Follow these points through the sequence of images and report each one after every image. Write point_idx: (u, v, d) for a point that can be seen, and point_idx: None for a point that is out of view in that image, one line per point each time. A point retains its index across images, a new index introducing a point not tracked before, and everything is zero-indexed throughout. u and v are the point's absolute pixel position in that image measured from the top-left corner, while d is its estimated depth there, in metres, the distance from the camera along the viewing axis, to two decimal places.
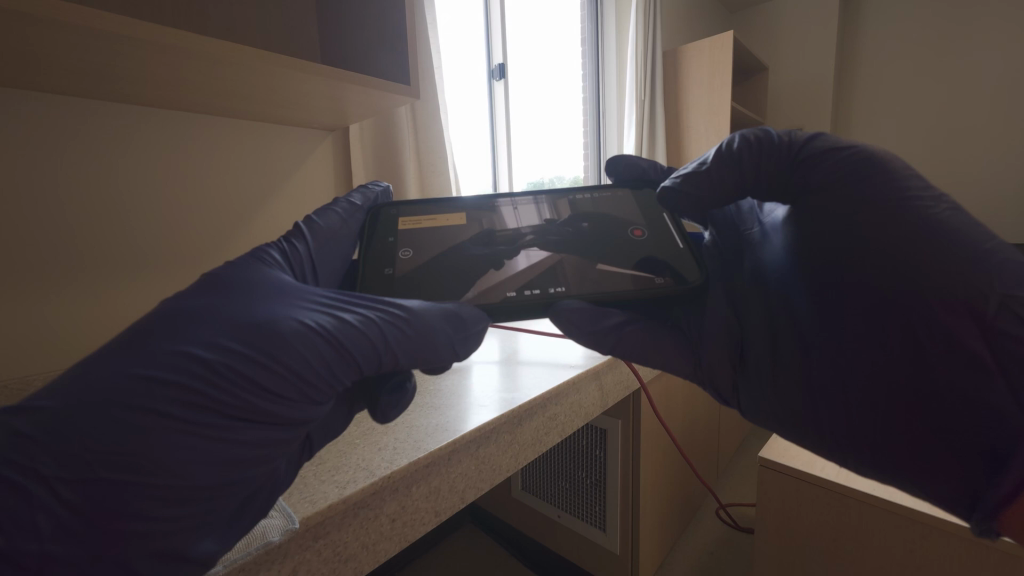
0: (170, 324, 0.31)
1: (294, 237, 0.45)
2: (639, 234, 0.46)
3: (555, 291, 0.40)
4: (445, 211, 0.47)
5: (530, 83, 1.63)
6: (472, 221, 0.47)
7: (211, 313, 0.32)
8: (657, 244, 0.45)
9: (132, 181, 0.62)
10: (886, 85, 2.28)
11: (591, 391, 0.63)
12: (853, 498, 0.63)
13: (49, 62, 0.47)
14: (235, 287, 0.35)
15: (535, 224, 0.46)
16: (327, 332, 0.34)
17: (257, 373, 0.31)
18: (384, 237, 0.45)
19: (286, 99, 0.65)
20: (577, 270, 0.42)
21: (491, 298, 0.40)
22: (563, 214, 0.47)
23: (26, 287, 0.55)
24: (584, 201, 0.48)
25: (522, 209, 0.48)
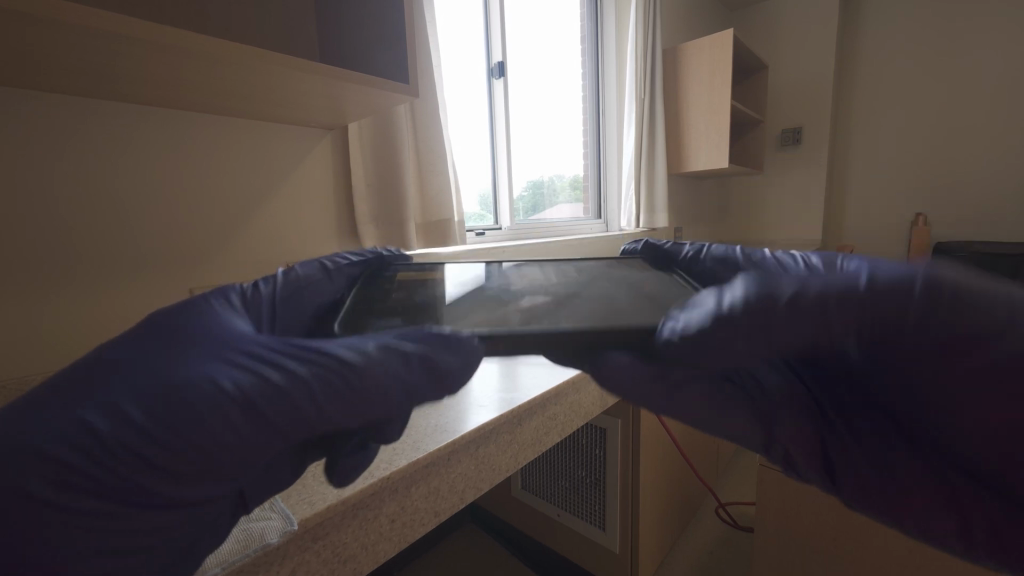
0: (72, 389, 0.27)
1: (262, 282, 0.46)
2: (646, 283, 0.39)
3: (579, 321, 0.31)
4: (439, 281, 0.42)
5: (530, 82, 1.63)
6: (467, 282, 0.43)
7: (111, 379, 0.28)
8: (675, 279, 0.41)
9: (132, 181, 0.62)
10: (886, 84, 2.28)
11: (591, 391, 0.63)
12: None
13: (48, 62, 0.47)
14: (152, 344, 0.30)
15: (536, 288, 0.40)
16: (246, 399, 0.28)
17: (152, 456, 0.26)
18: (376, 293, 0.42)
19: (285, 98, 0.65)
20: (599, 309, 0.33)
21: (505, 320, 0.32)
22: (559, 274, 0.44)
23: (25, 287, 0.55)
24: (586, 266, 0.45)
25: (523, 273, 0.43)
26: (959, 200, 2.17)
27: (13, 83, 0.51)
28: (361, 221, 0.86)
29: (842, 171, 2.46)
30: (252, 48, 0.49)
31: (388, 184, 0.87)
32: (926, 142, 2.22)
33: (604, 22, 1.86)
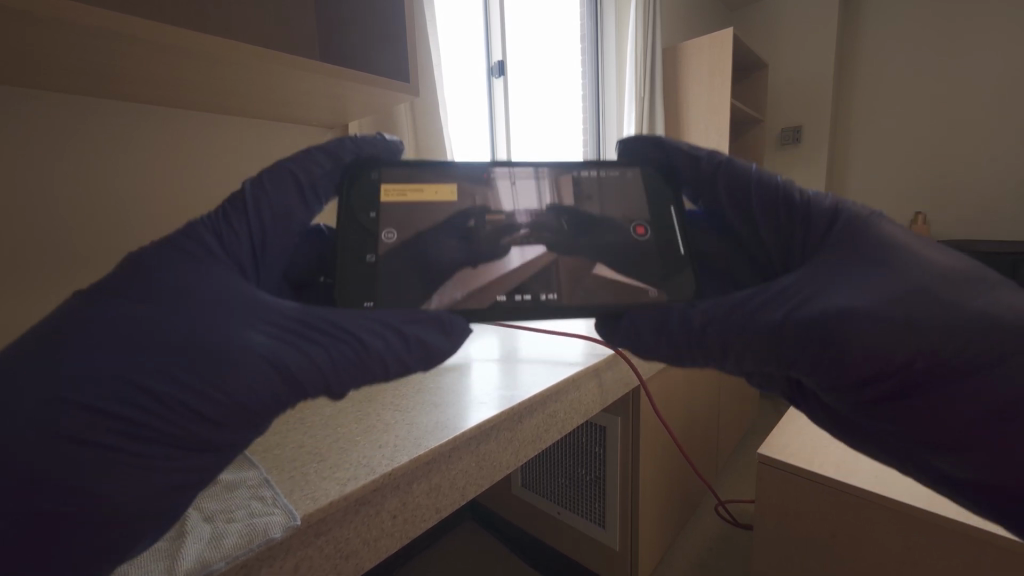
0: (110, 336, 0.31)
1: (231, 208, 0.42)
2: (641, 232, 0.45)
3: (546, 298, 0.40)
4: (435, 180, 0.44)
5: (529, 80, 1.63)
6: (463, 196, 0.45)
7: (149, 330, 0.32)
8: (661, 239, 0.45)
9: (132, 181, 0.63)
10: (885, 83, 2.28)
11: (591, 388, 0.63)
12: (850, 492, 0.63)
13: (49, 62, 0.47)
14: (179, 296, 0.34)
15: (531, 212, 0.45)
16: (276, 361, 0.34)
17: (193, 400, 0.31)
18: (364, 211, 0.42)
19: (285, 97, 0.65)
20: (570, 277, 0.42)
21: (480, 302, 0.40)
22: (564, 197, 0.46)
23: (26, 287, 0.55)
24: (588, 182, 0.46)
25: (521, 184, 0.46)
26: (959, 199, 2.17)
27: (14, 83, 0.52)
28: None
29: (842, 170, 2.46)
30: (252, 48, 0.49)
31: None
32: (925, 141, 2.22)
33: (604, 22, 1.86)
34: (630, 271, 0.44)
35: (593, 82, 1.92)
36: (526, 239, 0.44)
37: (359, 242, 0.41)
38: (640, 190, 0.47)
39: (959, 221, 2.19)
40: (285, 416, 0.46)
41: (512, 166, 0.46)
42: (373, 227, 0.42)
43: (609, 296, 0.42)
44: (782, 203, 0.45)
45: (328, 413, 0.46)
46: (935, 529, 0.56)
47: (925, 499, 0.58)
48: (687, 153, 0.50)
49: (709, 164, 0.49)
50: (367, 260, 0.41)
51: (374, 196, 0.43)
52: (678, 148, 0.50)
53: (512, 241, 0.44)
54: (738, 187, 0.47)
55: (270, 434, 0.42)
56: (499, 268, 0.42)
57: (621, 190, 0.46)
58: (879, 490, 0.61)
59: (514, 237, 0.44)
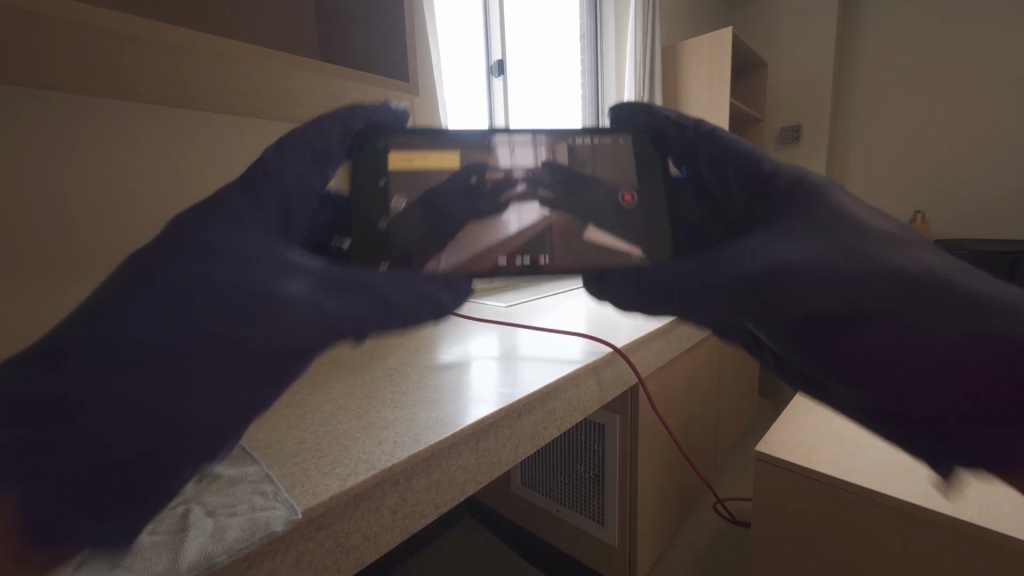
0: (160, 288, 0.33)
1: (256, 177, 0.43)
2: (628, 200, 0.46)
3: (540, 262, 0.44)
4: (435, 146, 0.45)
5: (529, 79, 1.63)
6: (465, 161, 0.45)
7: (198, 282, 0.34)
8: (646, 210, 0.47)
9: (134, 181, 0.63)
10: (884, 82, 2.29)
11: (590, 386, 0.63)
12: (847, 489, 0.63)
13: (52, 60, 0.47)
14: (218, 255, 0.36)
15: (530, 173, 0.46)
16: (321, 302, 0.37)
17: (252, 331, 0.33)
18: (373, 178, 0.44)
19: (287, 96, 0.65)
20: (563, 239, 0.45)
21: (481, 266, 0.43)
22: (562, 160, 0.46)
23: (28, 286, 0.55)
24: (583, 148, 0.47)
25: (519, 147, 0.46)
26: (957, 198, 2.18)
27: (20, 82, 0.52)
28: None
29: (842, 169, 2.46)
30: (252, 48, 0.50)
31: None
32: (924, 140, 2.22)
33: (604, 21, 1.86)
34: (617, 235, 0.46)
35: (592, 81, 1.93)
36: (525, 203, 0.46)
37: (369, 210, 0.43)
38: (629, 156, 0.48)
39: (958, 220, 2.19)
40: (285, 413, 0.46)
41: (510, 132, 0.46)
42: (383, 195, 0.44)
43: (598, 262, 0.45)
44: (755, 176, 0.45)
45: (328, 410, 0.46)
46: (933, 525, 0.57)
47: (922, 495, 0.59)
48: (676, 122, 0.50)
49: (690, 134, 0.49)
50: (380, 226, 0.43)
51: (384, 161, 0.44)
52: (664, 116, 0.50)
53: (512, 205, 0.45)
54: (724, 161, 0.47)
55: (271, 430, 0.42)
56: (499, 231, 0.44)
57: (615, 157, 0.47)
58: (876, 487, 0.61)
59: (514, 201, 0.46)
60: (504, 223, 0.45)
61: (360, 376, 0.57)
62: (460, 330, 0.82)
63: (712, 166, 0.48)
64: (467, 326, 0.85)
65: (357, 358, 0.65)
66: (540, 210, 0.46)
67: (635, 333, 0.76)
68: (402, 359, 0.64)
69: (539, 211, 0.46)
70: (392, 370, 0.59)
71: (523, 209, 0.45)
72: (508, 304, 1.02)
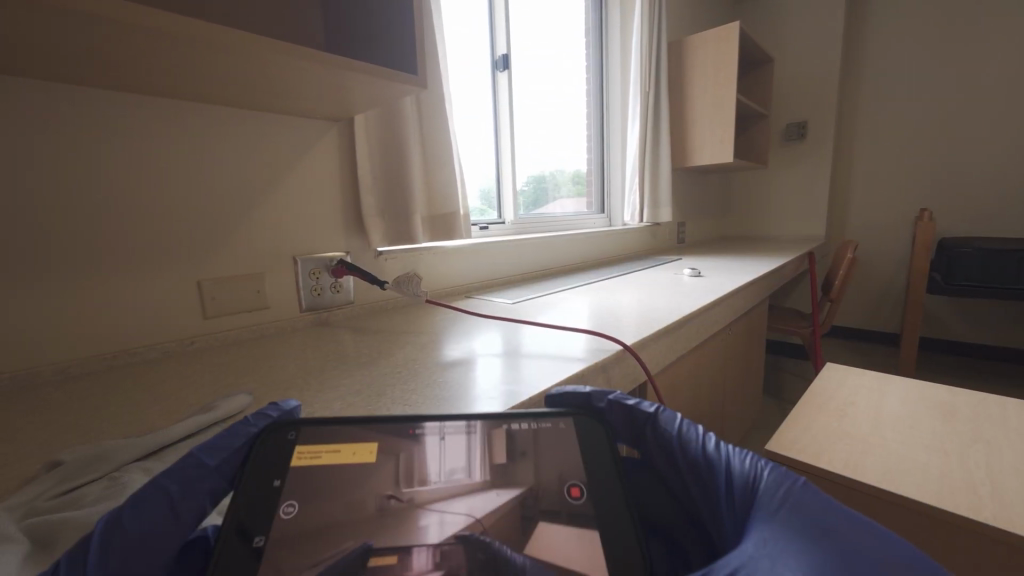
0: None
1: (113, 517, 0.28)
2: (577, 495, 0.30)
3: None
4: (355, 441, 0.31)
5: (534, 74, 1.62)
6: (385, 456, 0.31)
7: None
8: (606, 507, 0.30)
9: (126, 175, 0.62)
10: (890, 78, 2.27)
11: (598, 384, 0.63)
12: (862, 491, 0.61)
13: (39, 48, 0.46)
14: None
15: (457, 481, 0.30)
16: None
17: None
18: (266, 482, 0.29)
19: (284, 86, 0.64)
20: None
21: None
22: (497, 460, 0.31)
23: (9, 278, 0.54)
24: (524, 438, 0.33)
25: (452, 439, 0.32)
26: (963, 194, 2.16)
27: (35, 75, 0.53)
28: (368, 213, 0.86)
29: (847, 166, 2.44)
30: (239, 34, 0.48)
31: (395, 178, 0.87)
32: (930, 137, 2.21)
33: (610, 15, 1.84)
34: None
35: (597, 75, 1.90)
36: (452, 492, 0.30)
37: (254, 516, 0.27)
38: (572, 447, 0.33)
39: (958, 218, 2.18)
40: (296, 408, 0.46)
41: (440, 428, 0.33)
42: (272, 495, 0.28)
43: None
44: (699, 460, 0.40)
45: (338, 407, 0.46)
46: (942, 526, 0.55)
47: (934, 493, 0.58)
48: (619, 408, 0.46)
49: (625, 414, 0.46)
50: (253, 546, 0.26)
51: (282, 463, 0.30)
52: (609, 404, 0.47)
53: (433, 517, 0.28)
54: (665, 448, 0.43)
55: None
56: (410, 540, 0.27)
57: (560, 450, 0.32)
58: (887, 486, 0.60)
59: (436, 492, 0.29)
60: (416, 527, 0.28)
61: (366, 373, 0.56)
62: (466, 326, 0.81)
63: (666, 455, 0.44)
64: (474, 322, 0.84)
65: (363, 356, 0.64)
66: (469, 508, 0.29)
67: (643, 332, 0.75)
68: (409, 356, 0.64)
69: (468, 509, 0.29)
70: (398, 367, 0.59)
71: (449, 502, 0.29)
72: (513, 302, 1.01)
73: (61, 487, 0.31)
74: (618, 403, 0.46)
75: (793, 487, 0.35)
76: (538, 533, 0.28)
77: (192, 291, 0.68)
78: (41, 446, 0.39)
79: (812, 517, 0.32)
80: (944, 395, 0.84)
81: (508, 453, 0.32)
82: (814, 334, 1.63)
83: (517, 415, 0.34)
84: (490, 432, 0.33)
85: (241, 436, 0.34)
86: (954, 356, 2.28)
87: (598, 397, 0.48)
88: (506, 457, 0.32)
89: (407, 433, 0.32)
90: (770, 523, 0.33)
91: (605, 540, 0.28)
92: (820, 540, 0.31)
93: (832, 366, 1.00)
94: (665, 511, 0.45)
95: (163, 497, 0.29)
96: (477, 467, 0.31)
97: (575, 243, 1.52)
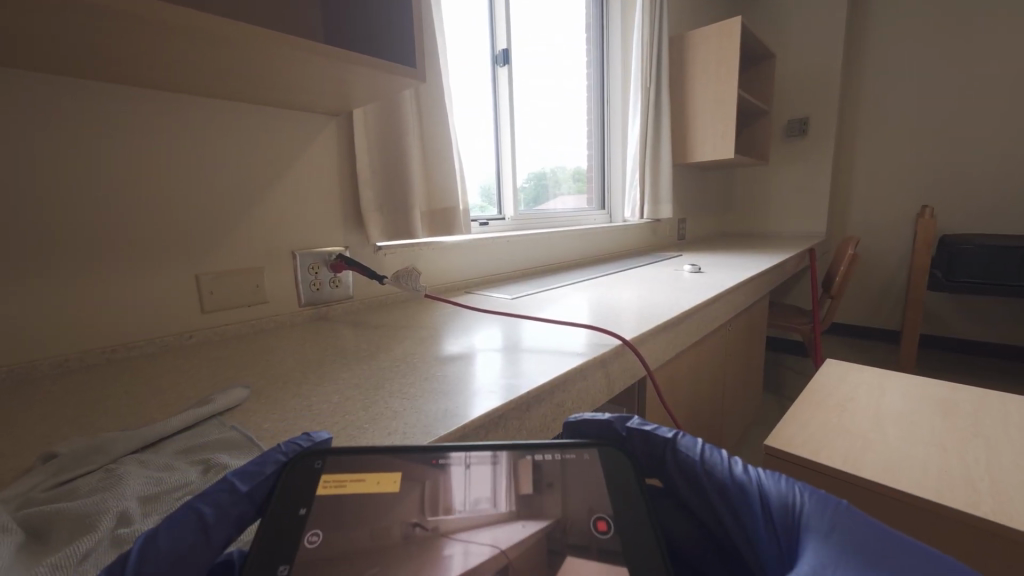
0: None
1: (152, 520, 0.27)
2: (604, 529, 0.28)
3: None
4: (378, 470, 0.30)
5: (534, 69, 1.61)
6: (409, 485, 0.29)
7: None
8: (638, 539, 0.27)
9: (126, 170, 0.61)
10: (893, 75, 2.26)
11: (597, 379, 0.63)
12: (861, 487, 0.61)
13: (37, 40, 0.46)
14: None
15: (486, 515, 0.28)
16: None
17: None
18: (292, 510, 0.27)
19: (286, 79, 0.63)
20: None
21: None
22: (523, 491, 0.30)
23: (7, 272, 0.53)
24: (551, 468, 0.31)
25: (478, 469, 0.30)
26: (965, 191, 2.15)
27: (33, 67, 0.53)
28: (367, 208, 0.85)
29: (848, 163, 2.43)
30: (242, 27, 0.48)
31: (394, 174, 0.86)
32: (932, 134, 2.20)
33: (611, 10, 1.83)
34: None
35: (598, 71, 1.89)
36: (477, 523, 0.28)
37: (275, 548, 0.25)
38: (599, 478, 0.31)
39: (960, 215, 2.18)
40: (293, 402, 0.45)
41: (467, 456, 0.31)
42: (296, 525, 0.26)
43: None
44: (729, 485, 0.40)
45: (336, 400, 0.46)
46: (943, 522, 0.55)
47: (935, 489, 0.57)
48: (637, 435, 0.45)
49: (647, 443, 0.45)
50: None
51: (309, 490, 0.28)
52: (629, 431, 0.45)
53: (463, 550, 0.26)
54: (688, 473, 0.42)
55: (279, 420, 0.41)
56: (433, 571, 0.25)
57: (589, 483, 0.30)
58: (888, 482, 0.60)
59: (461, 522, 0.28)
60: (440, 558, 0.25)
61: (363, 366, 0.56)
62: (466, 322, 0.80)
63: (689, 480, 0.42)
64: (474, 318, 0.84)
65: (361, 349, 0.64)
66: (494, 539, 0.27)
67: (642, 327, 0.75)
68: (408, 350, 0.64)
69: (492, 540, 0.27)
70: (396, 361, 0.58)
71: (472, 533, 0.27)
72: (513, 298, 1.01)
73: (57, 479, 0.31)
74: (638, 430, 0.45)
75: (837, 514, 0.34)
76: (565, 567, 0.26)
77: (192, 287, 0.68)
78: (38, 438, 0.39)
79: (861, 542, 0.32)
80: (945, 391, 0.84)
81: (534, 484, 0.30)
82: (815, 331, 1.63)
83: (541, 444, 0.32)
84: (516, 462, 0.31)
85: (273, 462, 0.31)
86: (955, 353, 2.28)
87: (618, 423, 0.46)
88: (532, 488, 0.30)
89: (432, 462, 0.30)
90: (819, 546, 0.33)
91: (634, 571, 0.26)
92: (874, 566, 0.30)
93: (832, 362, 1.00)
94: (692, 542, 0.44)
95: (197, 517, 0.27)
96: (502, 497, 0.29)
97: (575, 240, 1.52)
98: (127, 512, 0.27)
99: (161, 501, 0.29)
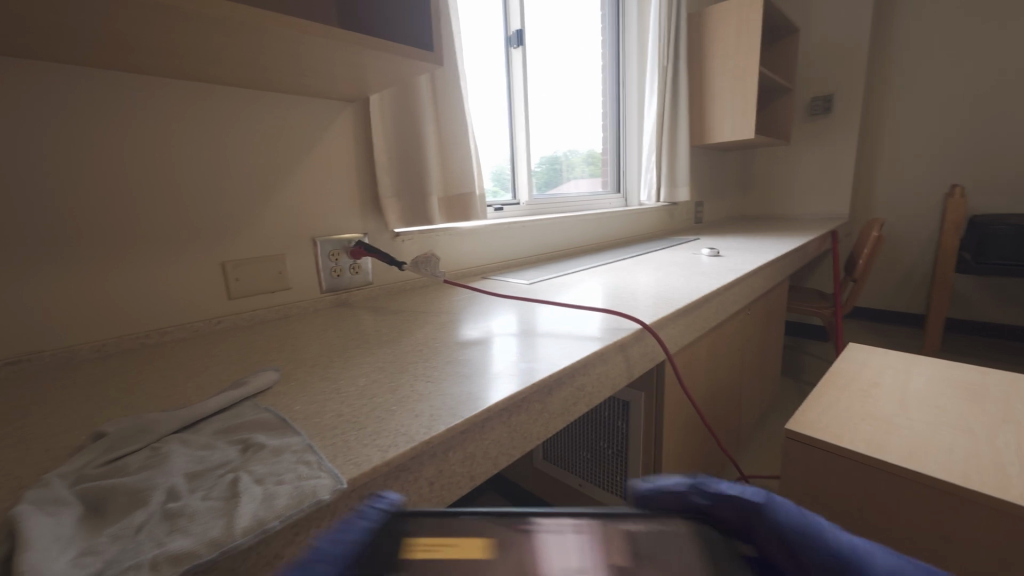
0: None
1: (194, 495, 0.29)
2: None
3: None
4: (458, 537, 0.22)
5: (548, 50, 1.58)
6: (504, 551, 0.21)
7: None
8: None
9: (150, 159, 0.63)
10: (925, 47, 2.15)
11: (617, 362, 0.63)
12: (883, 470, 0.61)
13: (62, 31, 0.47)
14: None
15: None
16: None
17: None
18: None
19: (302, 65, 0.63)
20: None
21: None
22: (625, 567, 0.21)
23: (45, 259, 0.56)
24: (646, 540, 0.22)
25: (563, 541, 0.22)
26: (999, 170, 2.06)
27: (61, 60, 0.54)
28: (384, 195, 0.86)
29: (875, 142, 2.35)
30: (258, 12, 0.48)
31: (411, 159, 0.86)
32: (965, 109, 2.10)
33: None
34: None
35: (614, 51, 1.84)
36: None
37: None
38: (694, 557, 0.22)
39: (993, 194, 2.09)
40: (322, 385, 0.47)
41: (551, 522, 0.23)
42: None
43: None
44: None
45: (362, 383, 0.47)
46: (968, 507, 0.55)
47: (961, 474, 0.57)
48: (726, 504, 0.28)
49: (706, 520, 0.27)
50: None
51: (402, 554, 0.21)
52: (712, 500, 0.28)
53: None
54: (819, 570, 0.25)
55: (309, 401, 0.43)
56: None
57: (687, 562, 0.21)
58: (911, 466, 0.59)
59: None
60: None
61: (386, 351, 0.57)
62: (484, 306, 0.81)
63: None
64: (492, 302, 0.85)
65: (383, 334, 0.65)
66: None
67: (661, 312, 0.74)
68: (430, 335, 0.65)
69: None
70: (418, 346, 0.59)
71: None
72: (529, 283, 1.01)
73: (108, 456, 0.32)
74: (726, 497, 0.27)
75: None
76: None
77: (218, 273, 0.70)
78: (83, 419, 0.41)
79: None
80: (972, 374, 0.83)
81: (631, 556, 0.21)
82: (836, 315, 1.60)
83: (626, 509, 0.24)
84: (604, 533, 0.22)
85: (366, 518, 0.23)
86: (983, 337, 2.21)
87: (696, 487, 0.28)
88: (628, 559, 0.21)
89: (517, 528, 0.22)
90: None
91: None
92: None
93: (854, 345, 0.98)
94: None
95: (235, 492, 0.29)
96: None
97: (591, 225, 1.50)
98: (175, 488, 0.29)
99: (204, 477, 0.30)
